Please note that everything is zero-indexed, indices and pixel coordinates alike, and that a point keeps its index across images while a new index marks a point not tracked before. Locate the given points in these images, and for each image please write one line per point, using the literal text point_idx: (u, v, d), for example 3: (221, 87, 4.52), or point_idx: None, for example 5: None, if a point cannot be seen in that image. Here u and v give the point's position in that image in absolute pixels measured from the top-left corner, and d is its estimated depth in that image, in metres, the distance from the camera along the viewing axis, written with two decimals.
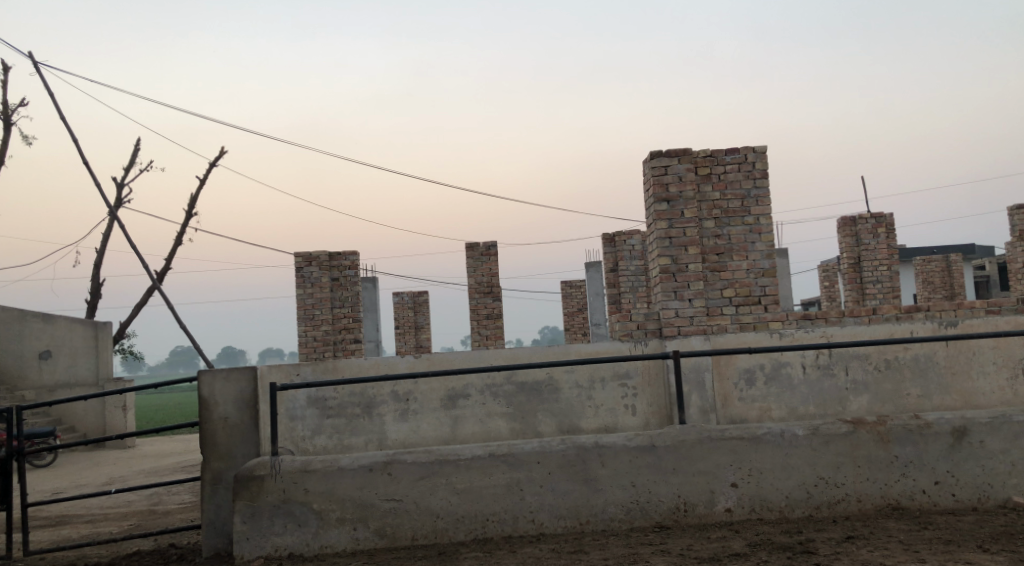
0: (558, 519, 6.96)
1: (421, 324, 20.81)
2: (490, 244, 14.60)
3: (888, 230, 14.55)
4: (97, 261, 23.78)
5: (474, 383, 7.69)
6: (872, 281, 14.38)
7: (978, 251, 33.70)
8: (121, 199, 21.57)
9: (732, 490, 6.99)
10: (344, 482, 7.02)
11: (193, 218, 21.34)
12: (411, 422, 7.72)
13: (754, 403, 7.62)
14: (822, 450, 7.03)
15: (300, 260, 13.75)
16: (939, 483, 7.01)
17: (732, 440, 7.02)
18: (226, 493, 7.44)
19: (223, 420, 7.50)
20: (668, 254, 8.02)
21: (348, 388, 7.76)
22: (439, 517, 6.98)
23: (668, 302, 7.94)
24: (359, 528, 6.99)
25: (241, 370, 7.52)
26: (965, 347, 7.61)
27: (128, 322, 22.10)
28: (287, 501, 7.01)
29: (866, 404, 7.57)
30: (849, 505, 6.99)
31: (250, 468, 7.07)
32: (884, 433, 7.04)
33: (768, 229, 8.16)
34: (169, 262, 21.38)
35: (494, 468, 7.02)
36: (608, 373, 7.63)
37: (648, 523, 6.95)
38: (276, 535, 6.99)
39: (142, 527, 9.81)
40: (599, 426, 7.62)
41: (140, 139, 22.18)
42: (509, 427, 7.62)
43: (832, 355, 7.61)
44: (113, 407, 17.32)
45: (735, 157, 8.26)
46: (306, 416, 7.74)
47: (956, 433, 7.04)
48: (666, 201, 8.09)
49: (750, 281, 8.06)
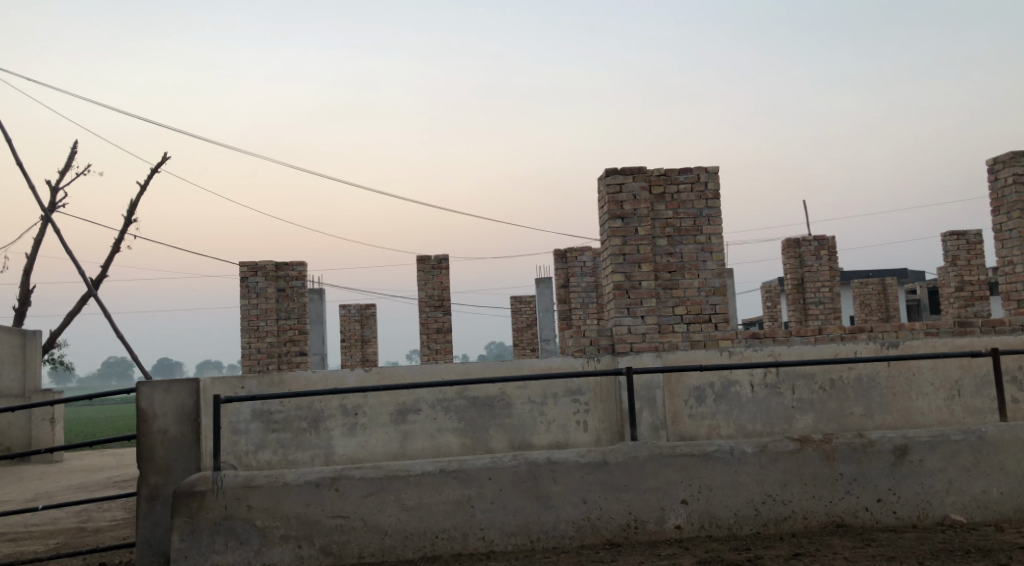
0: (508, 536, 6.91)
1: (368, 337, 20.53)
2: (442, 257, 14.54)
3: (830, 252, 14.83)
4: (29, 268, 23.17)
5: (424, 397, 7.61)
6: (815, 302, 14.59)
7: (910, 275, 34.48)
8: (55, 205, 21.01)
9: (681, 507, 7.00)
10: (289, 499, 6.88)
11: (132, 225, 20.86)
12: (359, 437, 7.61)
13: (703, 420, 7.67)
14: (770, 468, 7.09)
15: (245, 271, 13.49)
16: (881, 500, 7.11)
17: (682, 457, 7.04)
18: (163, 510, 7.25)
19: (162, 433, 7.31)
20: (621, 270, 8.04)
21: (295, 402, 7.62)
22: (387, 534, 6.88)
23: (621, 317, 7.99)
24: (304, 545, 6.85)
25: (183, 382, 7.34)
26: (905, 367, 7.74)
27: (59, 331, 21.54)
28: (229, 518, 6.85)
29: (811, 422, 7.66)
30: (795, 523, 7.05)
31: (190, 483, 6.90)
32: (829, 451, 7.13)
33: (720, 249, 8.23)
34: (105, 269, 20.89)
35: (443, 484, 6.94)
36: (560, 390, 7.61)
37: (598, 541, 6.93)
38: (216, 554, 6.82)
39: (70, 545, 9.53)
40: (551, 442, 7.59)
41: (77, 144, 21.74)
42: (460, 443, 7.56)
43: (780, 374, 7.69)
44: (42, 420, 16.84)
45: (688, 176, 8.34)
46: (251, 429, 7.58)
47: (898, 452, 7.15)
48: (621, 218, 8.11)
49: (701, 299, 8.12)
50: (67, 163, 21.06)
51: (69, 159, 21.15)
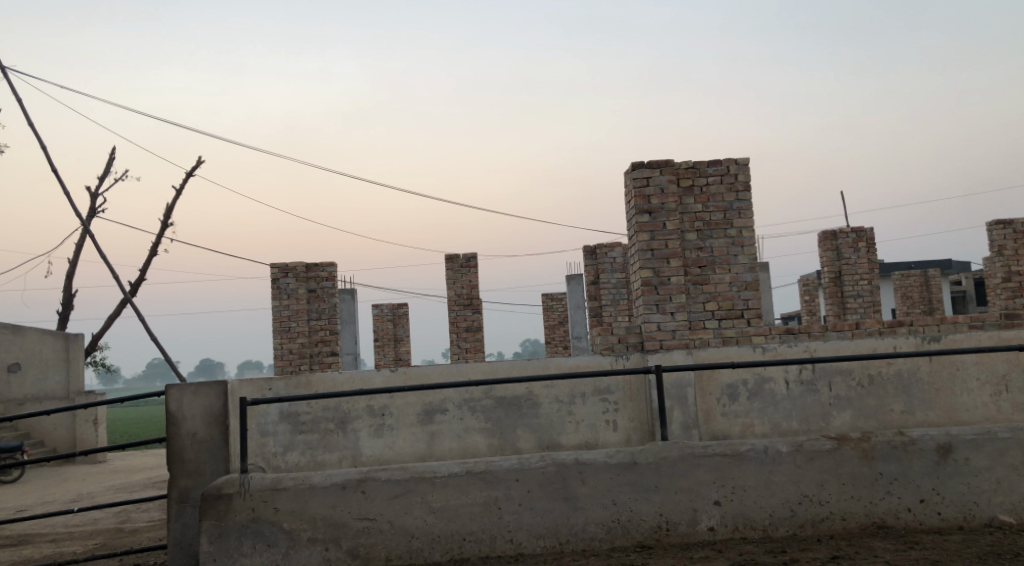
0: (537, 538, 6.78)
1: (401, 336, 20.59)
2: (471, 256, 14.39)
3: (869, 244, 14.51)
4: (71, 273, 23.47)
5: (451, 398, 7.50)
6: (853, 296, 14.29)
7: (955, 267, 33.83)
8: (94, 210, 21.22)
9: (714, 508, 6.82)
10: (315, 501, 6.81)
11: (168, 229, 21.00)
12: (386, 438, 7.51)
13: (737, 419, 7.48)
14: (806, 467, 6.89)
15: (276, 272, 13.56)
16: (924, 501, 6.88)
17: (714, 457, 6.86)
18: (193, 512, 7.21)
19: (191, 436, 7.27)
20: (650, 266, 7.88)
21: (322, 403, 7.55)
22: (414, 536, 6.78)
23: (650, 315, 7.82)
24: (331, 548, 6.77)
25: (211, 384, 7.27)
26: (948, 362, 7.50)
27: (99, 335, 21.78)
28: (256, 520, 6.79)
29: (849, 420, 7.44)
30: (833, 524, 6.84)
31: (218, 486, 6.84)
32: (868, 449, 6.91)
33: (751, 242, 8.03)
34: (143, 272, 21.09)
35: (470, 486, 6.83)
36: (588, 388, 7.46)
37: (629, 543, 6.78)
38: (244, 557, 6.76)
39: (108, 546, 9.54)
40: (580, 442, 7.45)
41: (113, 149, 21.99)
42: (487, 443, 7.44)
43: (815, 370, 7.48)
44: (85, 422, 17.01)
45: (717, 169, 8.15)
46: (278, 431, 7.51)
47: (941, 450, 6.92)
48: (648, 213, 7.97)
49: (733, 294, 7.92)
50: (105, 169, 21.26)
51: (107, 164, 21.36)
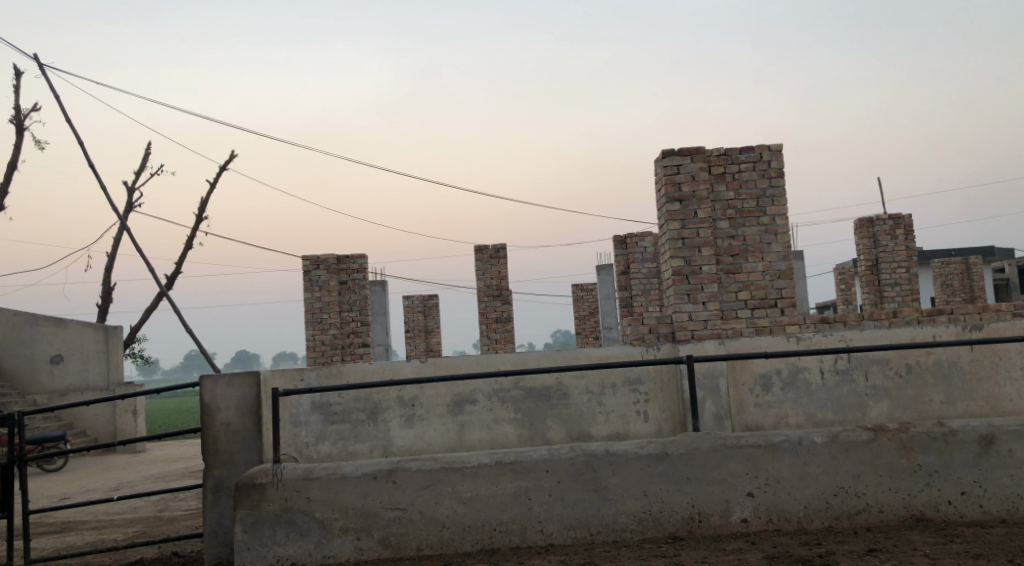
0: (568, 529, 6.74)
1: (431, 328, 20.62)
2: (500, 247, 14.37)
3: (906, 231, 14.29)
4: (108, 266, 23.73)
5: (481, 388, 7.47)
6: (891, 284, 14.08)
7: (996, 254, 33.32)
8: (131, 204, 21.44)
9: (748, 500, 6.74)
10: (346, 491, 6.81)
11: (203, 222, 21.16)
12: (417, 428, 7.50)
13: (770, 409, 7.39)
14: (842, 458, 6.79)
15: (307, 264, 13.56)
16: (965, 493, 6.75)
17: (748, 448, 6.78)
18: (227, 501, 7.25)
19: (225, 426, 7.30)
20: (681, 255, 7.78)
21: (353, 394, 7.55)
22: (445, 527, 6.77)
23: (681, 305, 7.72)
24: (362, 538, 6.78)
25: (243, 374, 7.31)
26: (990, 351, 7.35)
27: (136, 327, 22.04)
28: (288, 510, 6.81)
29: (886, 411, 7.32)
30: (870, 516, 6.74)
31: (251, 476, 6.87)
32: (906, 441, 6.79)
33: (785, 230, 7.92)
34: (179, 264, 21.27)
35: (501, 476, 6.80)
36: (619, 379, 7.40)
37: (661, 534, 6.72)
38: (277, 546, 6.78)
39: (145, 534, 9.64)
40: (611, 432, 7.39)
41: (148, 144, 22.21)
42: (517, 434, 7.41)
43: (851, 360, 7.37)
44: (123, 412, 17.20)
45: (750, 156, 8.05)
46: (310, 421, 7.52)
47: (983, 442, 6.79)
48: (679, 201, 7.87)
49: (766, 283, 7.81)
50: (141, 163, 21.44)
51: (142, 159, 21.54)
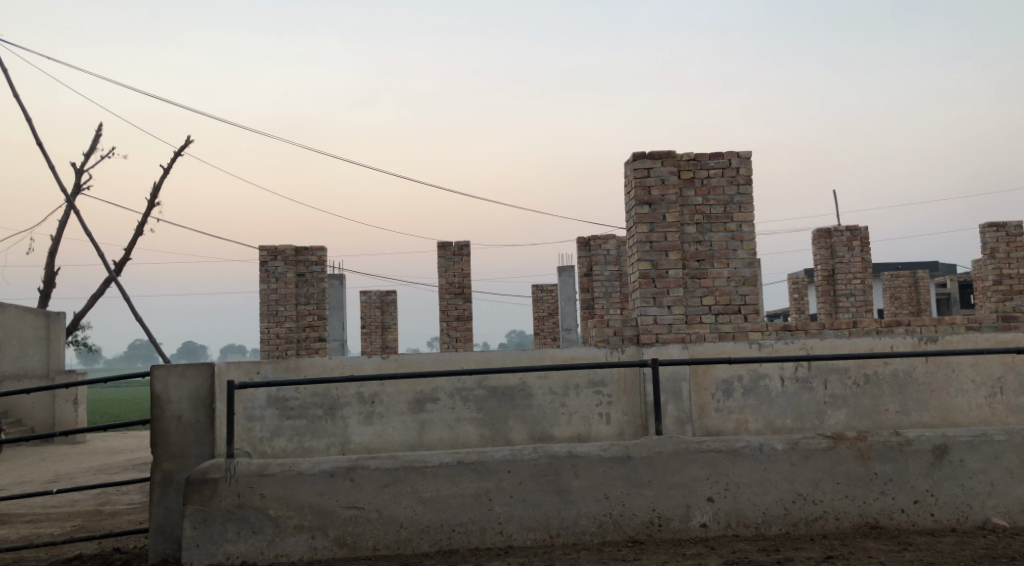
0: (527, 531, 6.69)
1: (388, 324, 20.47)
2: (463, 244, 14.30)
3: (863, 243, 14.46)
4: (53, 250, 23.16)
5: (443, 387, 7.39)
6: (846, 295, 14.29)
7: (941, 269, 34.08)
8: (80, 186, 20.93)
9: (707, 504, 6.75)
10: (302, 488, 6.69)
11: (156, 209, 20.75)
12: (376, 426, 7.39)
13: (731, 415, 7.41)
14: (801, 465, 6.82)
15: (265, 255, 13.38)
16: (918, 502, 6.83)
17: (710, 453, 6.79)
18: (176, 496, 7.07)
19: (176, 418, 7.14)
20: (648, 258, 7.79)
21: (311, 389, 7.41)
22: (403, 526, 6.67)
23: (646, 308, 7.73)
24: (317, 536, 6.66)
25: (198, 366, 7.15)
26: (944, 363, 7.45)
27: (81, 315, 21.55)
28: (241, 506, 6.67)
29: (843, 419, 7.38)
30: (827, 523, 6.78)
31: (203, 470, 6.72)
32: (864, 449, 6.86)
33: (751, 237, 7.95)
34: (128, 251, 20.81)
35: (462, 477, 6.73)
36: (582, 381, 7.38)
37: (620, 538, 6.70)
38: (228, 543, 6.64)
39: (86, 529, 9.38)
40: (572, 434, 7.37)
41: (99, 126, 21.75)
42: (478, 434, 7.33)
43: (811, 368, 7.42)
44: (64, 401, 16.79)
45: (719, 161, 8.06)
46: (266, 416, 7.36)
47: (936, 452, 6.87)
48: (648, 205, 7.86)
49: (730, 289, 7.85)
50: (92, 146, 20.95)
51: (94, 141, 21.06)
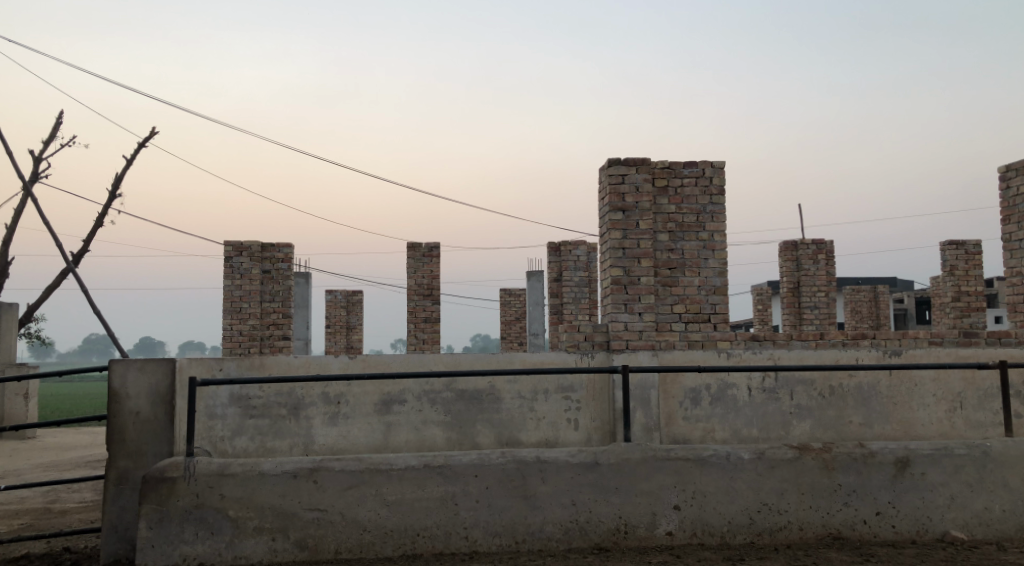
0: (492, 536, 6.64)
1: (353, 324, 20.29)
2: (433, 245, 14.21)
3: (829, 257, 14.61)
4: (8, 239, 22.70)
5: (410, 389, 7.31)
6: (810, 307, 14.38)
7: (900, 285, 34.68)
8: (38, 175, 20.52)
9: (673, 513, 6.74)
10: (264, 489, 6.58)
11: (116, 200, 20.38)
12: (341, 427, 7.30)
13: (698, 423, 7.41)
14: (767, 475, 6.84)
15: (229, 250, 13.19)
16: (880, 514, 6.86)
17: (677, 461, 6.78)
18: (131, 495, 6.92)
19: (134, 415, 6.98)
20: (620, 265, 7.78)
21: (275, 388, 7.29)
22: (366, 530, 6.59)
23: (618, 314, 7.72)
24: (278, 538, 6.55)
25: (158, 362, 7.01)
26: (907, 377, 7.50)
27: (35, 306, 21.15)
28: (200, 506, 6.55)
29: (808, 430, 7.41)
30: (791, 533, 6.80)
31: (161, 469, 6.58)
32: (829, 460, 6.88)
33: (722, 246, 7.96)
34: (86, 242, 20.46)
35: (427, 480, 6.66)
36: (551, 386, 7.35)
37: (586, 545, 6.66)
38: (186, 544, 6.51)
39: (35, 527, 9.15)
40: (540, 439, 7.33)
41: (60, 113, 21.29)
42: (445, 437, 7.27)
43: (778, 379, 7.45)
44: (16, 395, 16.44)
45: (693, 170, 8.06)
46: (227, 414, 7.23)
47: (899, 464, 6.91)
48: (621, 211, 7.86)
49: (701, 298, 7.86)
50: (51, 133, 20.52)
51: (54, 128, 20.65)
